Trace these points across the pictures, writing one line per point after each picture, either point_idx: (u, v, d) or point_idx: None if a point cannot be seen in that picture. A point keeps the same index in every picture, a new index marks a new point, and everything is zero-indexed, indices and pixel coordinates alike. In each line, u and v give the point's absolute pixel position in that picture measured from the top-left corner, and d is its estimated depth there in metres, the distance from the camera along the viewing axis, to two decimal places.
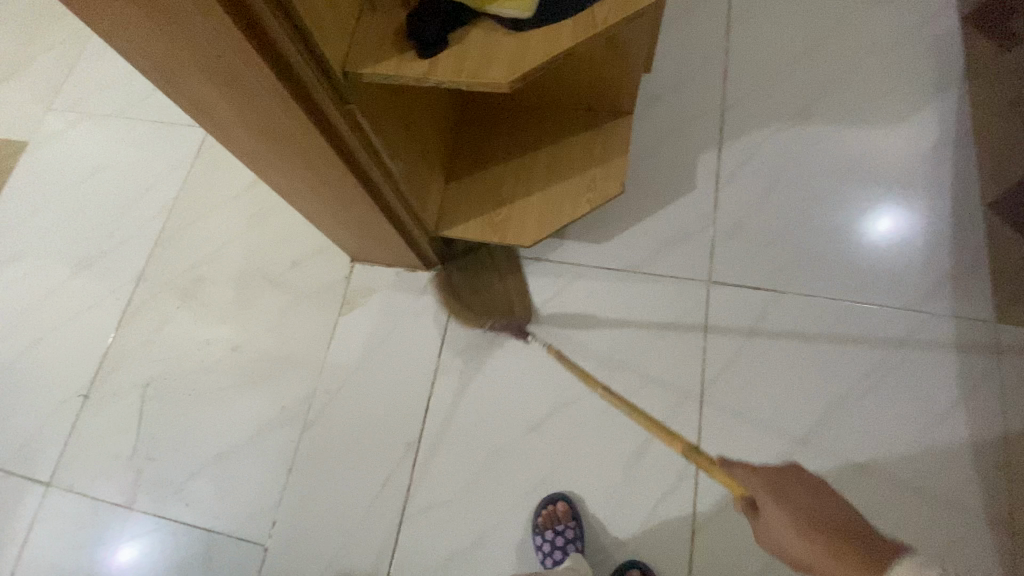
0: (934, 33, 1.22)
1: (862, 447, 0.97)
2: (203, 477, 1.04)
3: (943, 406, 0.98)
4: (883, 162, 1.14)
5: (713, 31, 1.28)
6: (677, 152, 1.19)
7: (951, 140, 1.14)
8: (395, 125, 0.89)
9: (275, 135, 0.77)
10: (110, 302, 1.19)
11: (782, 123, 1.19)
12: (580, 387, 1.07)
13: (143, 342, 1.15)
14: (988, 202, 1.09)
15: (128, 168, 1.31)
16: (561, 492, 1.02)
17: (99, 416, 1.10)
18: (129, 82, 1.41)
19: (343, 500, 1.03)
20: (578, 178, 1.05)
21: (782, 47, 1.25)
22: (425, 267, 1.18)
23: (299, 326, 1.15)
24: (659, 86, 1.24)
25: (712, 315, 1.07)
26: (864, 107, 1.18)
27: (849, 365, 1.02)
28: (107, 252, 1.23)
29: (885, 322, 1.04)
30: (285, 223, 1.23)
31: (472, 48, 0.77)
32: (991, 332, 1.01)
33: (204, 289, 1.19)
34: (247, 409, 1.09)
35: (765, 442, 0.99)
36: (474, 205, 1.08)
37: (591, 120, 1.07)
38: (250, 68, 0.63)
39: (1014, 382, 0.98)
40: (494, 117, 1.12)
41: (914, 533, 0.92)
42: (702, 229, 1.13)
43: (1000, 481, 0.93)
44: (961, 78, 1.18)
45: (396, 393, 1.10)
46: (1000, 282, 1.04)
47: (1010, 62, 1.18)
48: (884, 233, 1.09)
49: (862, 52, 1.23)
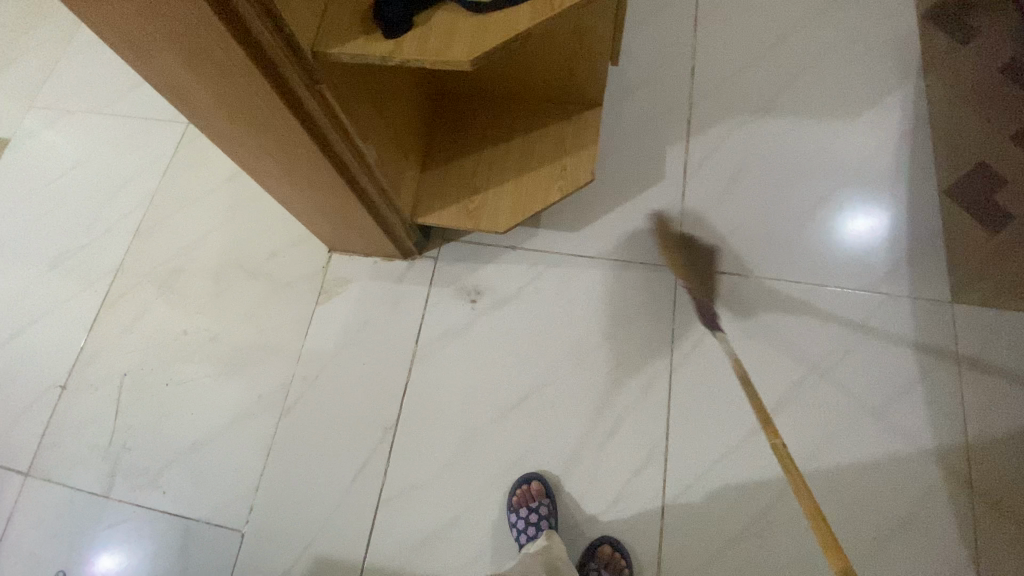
0: (894, 28, 1.27)
1: (823, 428, 1.00)
2: (179, 465, 1.07)
3: (900, 386, 1.01)
4: (844, 151, 1.18)
5: (684, 24, 1.31)
6: (645, 142, 1.21)
7: (909, 130, 1.18)
8: (369, 111, 0.85)
9: (252, 121, 0.72)
10: (88, 295, 1.21)
11: (748, 114, 1.22)
12: (554, 372, 1.07)
13: (120, 334, 1.17)
14: (945, 187, 1.13)
15: (107, 162, 1.32)
16: (537, 471, 1.01)
17: (79, 406, 1.13)
18: (108, 76, 1.41)
19: (319, 484, 1.04)
20: (551, 165, 1.02)
21: (750, 40, 1.28)
22: (403, 255, 1.15)
23: (275, 315, 1.15)
24: (628, 77, 1.27)
25: (681, 301, 1.09)
26: (826, 99, 1.22)
27: (809, 349, 1.05)
28: (86, 246, 1.25)
29: (842, 307, 1.07)
30: (263, 214, 1.23)
31: (442, 21, 0.68)
32: (946, 313, 1.05)
33: (181, 280, 1.20)
34: (224, 399, 1.10)
35: (729, 425, 1.02)
36: (450, 192, 1.04)
37: (566, 109, 1.04)
38: (221, 46, 0.59)
39: (967, 361, 1.01)
40: (476, 103, 1.08)
41: (872, 508, 0.95)
42: (672, 216, 1.15)
43: (954, 456, 0.97)
44: (920, 71, 1.23)
45: (372, 378, 1.09)
46: (957, 265, 1.07)
47: (965, 57, 1.23)
48: (843, 220, 1.13)
49: (825, 46, 1.27)
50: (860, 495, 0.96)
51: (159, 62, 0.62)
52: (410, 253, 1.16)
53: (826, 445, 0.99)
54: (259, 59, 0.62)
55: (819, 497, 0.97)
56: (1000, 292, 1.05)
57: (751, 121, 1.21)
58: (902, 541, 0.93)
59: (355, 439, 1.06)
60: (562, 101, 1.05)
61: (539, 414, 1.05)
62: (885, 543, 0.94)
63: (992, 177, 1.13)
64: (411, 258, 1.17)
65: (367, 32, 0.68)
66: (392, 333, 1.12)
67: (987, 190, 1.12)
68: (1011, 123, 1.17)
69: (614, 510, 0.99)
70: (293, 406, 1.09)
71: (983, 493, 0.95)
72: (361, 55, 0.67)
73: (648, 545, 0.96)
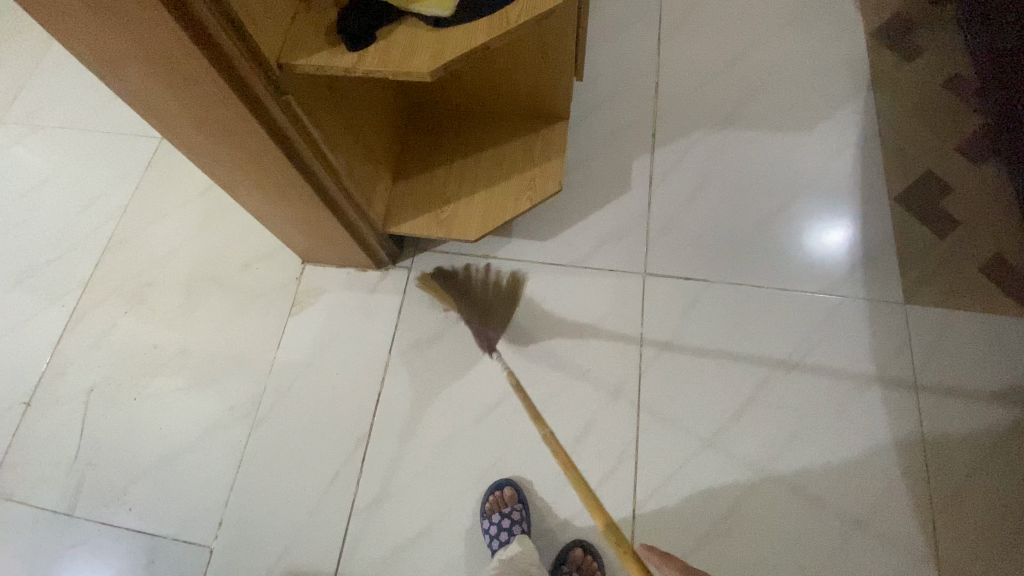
0: (845, 47, 1.34)
1: (787, 427, 1.03)
2: (147, 481, 1.05)
3: (858, 384, 1.05)
4: (801, 161, 1.23)
5: (648, 42, 1.36)
6: (611, 153, 1.25)
7: (860, 141, 1.24)
8: (339, 123, 0.87)
9: (222, 133, 0.73)
10: (56, 310, 1.20)
11: (708, 126, 1.27)
12: (526, 378, 1.08)
13: (88, 348, 1.16)
14: (895, 195, 1.19)
15: (78, 177, 1.32)
16: (510, 477, 1.02)
17: (43, 422, 1.10)
18: (82, 93, 1.41)
19: (291, 496, 1.03)
20: (520, 176, 1.05)
21: (711, 57, 1.34)
22: (376, 266, 1.17)
23: (248, 327, 1.15)
24: (594, 93, 1.31)
25: (591, 303, 1.13)
26: (782, 112, 1.28)
27: (771, 350, 1.08)
28: (54, 261, 1.24)
29: (801, 309, 1.11)
30: (237, 226, 1.24)
31: (404, 36, 0.71)
32: (900, 314, 1.09)
33: (152, 293, 1.19)
34: (193, 413, 1.09)
35: (696, 426, 1.04)
36: (422, 203, 1.06)
37: (533, 122, 1.08)
38: (188, 60, 0.60)
39: (921, 359, 1.06)
40: (447, 117, 1.11)
41: (836, 504, 0.98)
42: (639, 224, 1.19)
43: (911, 451, 1.00)
44: (869, 86, 1.30)
45: (345, 388, 1.10)
46: (908, 268, 1.12)
47: (911, 73, 1.30)
48: (801, 226, 1.18)
49: (780, 63, 1.33)
50: (824, 491, 0.99)
51: (129, 75, 0.64)
52: (384, 264, 1.17)
53: (790, 443, 1.02)
54: (223, 69, 0.63)
55: (785, 493, 0.99)
56: (949, 292, 1.10)
57: (711, 133, 1.27)
58: (864, 535, 0.96)
59: (327, 449, 1.06)
60: (529, 114, 1.08)
61: (511, 420, 1.06)
62: (849, 537, 0.96)
63: (938, 184, 1.19)
64: (385, 269, 1.18)
65: (331, 44, 0.70)
66: (365, 342, 1.13)
67: (934, 196, 1.18)
68: (954, 134, 1.24)
69: (586, 513, 1.00)
70: (264, 417, 1.08)
71: (939, 486, 0.98)
72: (324, 67, 0.69)
73: None
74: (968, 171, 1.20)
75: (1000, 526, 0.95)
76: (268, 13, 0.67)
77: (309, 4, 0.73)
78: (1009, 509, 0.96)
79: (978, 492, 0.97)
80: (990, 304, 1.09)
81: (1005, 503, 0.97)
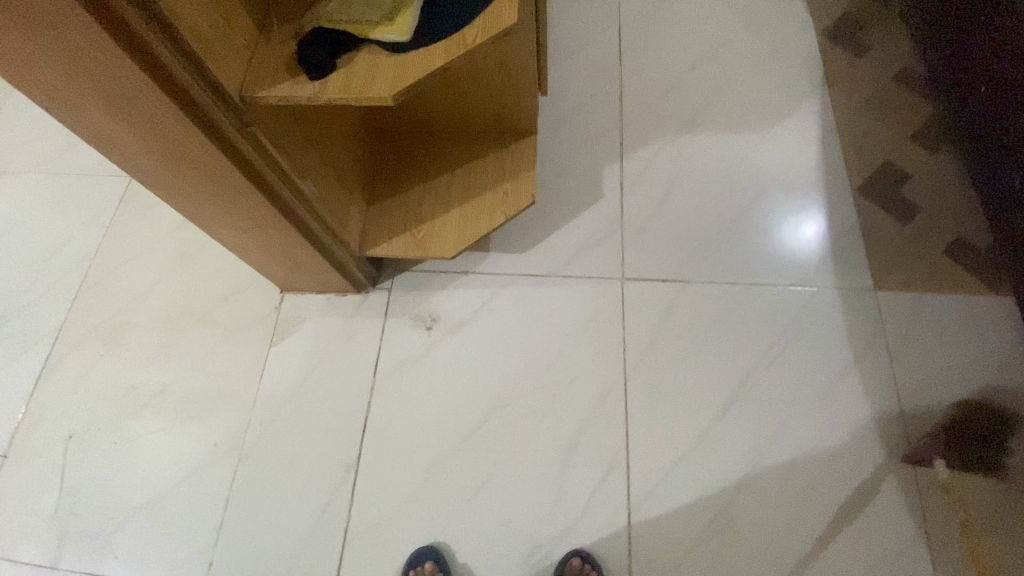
0: (798, 47, 1.39)
1: (771, 420, 1.04)
2: (132, 526, 1.02)
3: (837, 372, 1.07)
4: (763, 158, 1.27)
5: (610, 53, 1.40)
6: (581, 164, 1.27)
7: (820, 136, 1.29)
8: (308, 150, 0.87)
9: (190, 169, 0.73)
10: (30, 357, 1.17)
11: (674, 131, 1.30)
12: (513, 391, 1.09)
13: (65, 395, 1.13)
14: (857, 185, 1.23)
15: (47, 222, 1.30)
16: (504, 492, 1.02)
17: (20, 475, 1.07)
18: (46, 137, 1.40)
19: (282, 529, 1.01)
20: (492, 191, 1.06)
21: (671, 65, 1.38)
22: (356, 290, 1.17)
23: (230, 360, 1.14)
24: (560, 106, 1.34)
25: (582, 315, 1.14)
26: (744, 113, 1.32)
27: (751, 345, 1.10)
28: (26, 308, 1.22)
29: (777, 303, 1.13)
30: (212, 261, 1.23)
31: (365, 63, 0.72)
32: (871, 300, 1.12)
33: (128, 334, 1.18)
34: (177, 453, 1.07)
35: (684, 425, 1.05)
36: (397, 224, 1.07)
37: (501, 138, 1.10)
38: (151, 101, 0.61)
39: (896, 343, 1.09)
40: (416, 138, 1.12)
41: (826, 492, 0.99)
42: (613, 231, 1.21)
43: (894, 432, 1.02)
44: (824, 83, 1.35)
45: (332, 414, 1.09)
46: (875, 255, 1.16)
47: (861, 68, 1.36)
48: (770, 222, 1.21)
49: (738, 66, 1.38)
50: (814, 481, 1.00)
51: (94, 121, 0.64)
52: (364, 287, 1.17)
53: (777, 435, 1.03)
54: (183, 101, 0.63)
55: (777, 486, 1.00)
56: (917, 277, 1.14)
57: (677, 138, 1.30)
58: (857, 520, 0.97)
59: (316, 479, 1.04)
60: (497, 131, 1.10)
61: (501, 434, 1.06)
62: (841, 524, 0.97)
63: (897, 173, 1.24)
64: (365, 292, 1.18)
65: (292, 73, 0.71)
66: (349, 367, 1.12)
67: (894, 185, 1.22)
68: (908, 124, 1.29)
69: (583, 522, 0.99)
70: (250, 451, 1.06)
71: (926, 465, 1.00)
72: (286, 97, 0.69)
73: (617, 552, 0.97)
74: (925, 160, 1.24)
75: (986, 503, 0.97)
76: (227, 47, 0.67)
77: (269, 36, 0.74)
78: (993, 484, 0.98)
79: (963, 469, 0.99)
80: (957, 285, 1.13)
81: (988, 478, 0.99)
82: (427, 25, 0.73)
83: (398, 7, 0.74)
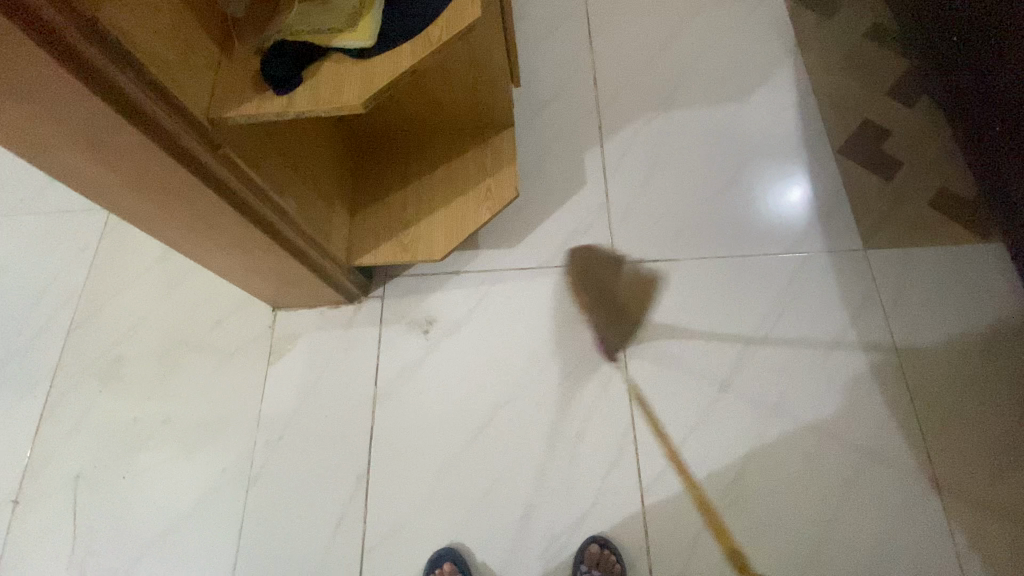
0: (766, 13, 1.39)
1: (774, 388, 1.05)
2: (150, 558, 1.02)
3: (835, 334, 1.08)
4: (742, 127, 1.27)
5: (579, 37, 1.39)
6: (562, 152, 1.27)
7: (796, 100, 1.28)
8: (282, 165, 0.86)
9: (168, 199, 0.72)
10: (28, 401, 1.15)
11: (651, 110, 1.30)
12: (515, 387, 1.09)
13: (68, 434, 1.12)
14: (838, 146, 1.23)
15: (31, 264, 1.28)
16: (516, 486, 1.02)
17: (31, 520, 1.06)
18: (20, 178, 1.38)
19: (301, 545, 1.01)
20: (475, 189, 1.06)
21: (641, 44, 1.37)
22: (349, 300, 1.16)
23: (230, 383, 1.13)
24: (535, 95, 1.33)
25: (576, 304, 1.14)
26: (719, 86, 1.31)
27: (747, 316, 1.10)
28: (18, 351, 1.20)
29: (770, 272, 1.13)
30: (202, 285, 1.22)
31: (330, 72, 0.71)
32: (862, 260, 1.13)
33: (125, 367, 1.17)
34: (188, 480, 1.07)
35: (689, 403, 1.05)
36: (383, 230, 1.06)
37: (478, 134, 1.09)
38: (120, 133, 0.61)
39: (891, 299, 1.09)
40: (392, 143, 1.11)
41: (834, 453, 1.00)
42: (600, 216, 1.20)
43: (897, 389, 1.03)
44: (796, 47, 1.34)
45: (338, 427, 1.08)
46: (861, 214, 1.16)
47: (832, 29, 1.35)
48: (755, 192, 1.20)
49: (709, 39, 1.37)
50: (822, 444, 1.01)
51: (66, 162, 0.63)
52: (356, 298, 1.17)
53: (781, 402, 1.04)
54: (151, 130, 0.63)
55: (785, 453, 1.01)
56: (905, 232, 1.14)
57: (656, 116, 1.29)
58: (865, 478, 0.98)
59: (329, 493, 1.04)
60: (473, 127, 1.09)
61: (506, 431, 1.06)
62: (852, 485, 0.98)
63: (877, 130, 1.24)
64: (358, 301, 1.17)
65: (258, 90, 0.70)
66: (348, 380, 1.12)
67: (874, 142, 1.22)
68: (884, 81, 1.28)
69: (597, 509, 1.00)
70: (259, 472, 1.06)
71: (930, 418, 1.01)
72: (254, 115, 0.68)
73: (634, 534, 0.98)
74: (904, 114, 1.24)
75: (991, 450, 0.98)
76: (188, 71, 0.66)
77: (231, 54, 0.73)
78: (996, 431, 0.99)
79: (966, 418, 1.00)
80: (946, 237, 1.13)
81: (992, 425, 1.00)
82: (389, 28, 0.73)
83: (359, 14, 0.73)
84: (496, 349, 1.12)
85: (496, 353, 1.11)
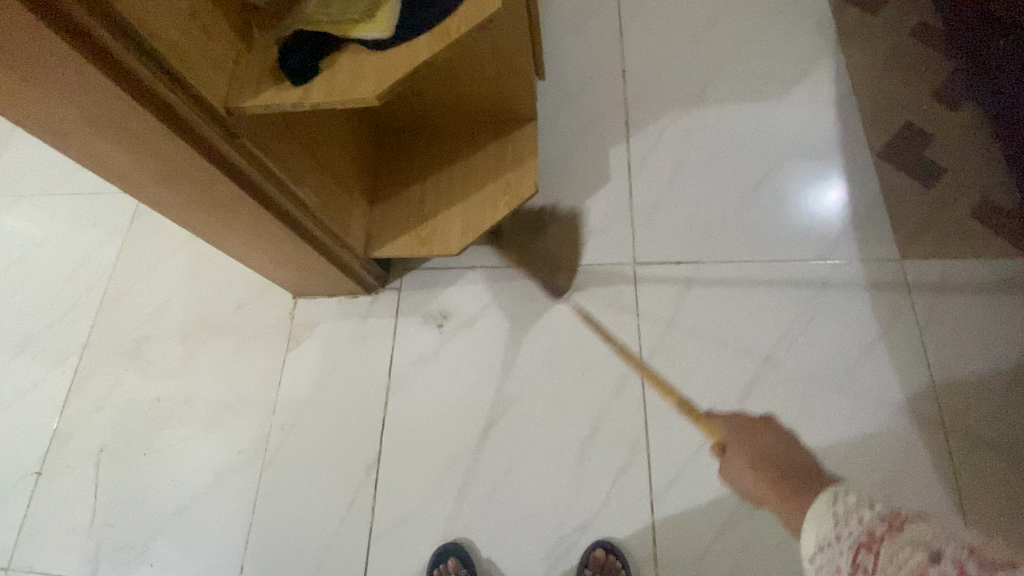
0: (809, 8, 1.32)
1: (794, 399, 1.01)
2: (165, 534, 1.05)
3: (863, 347, 1.03)
4: (776, 126, 1.22)
5: (610, 30, 1.35)
6: (587, 148, 1.24)
7: (835, 100, 1.22)
8: (300, 155, 0.86)
9: (187, 185, 0.73)
10: (57, 375, 1.20)
11: (681, 106, 1.26)
12: (527, 385, 1.08)
13: (93, 409, 1.16)
14: (877, 149, 1.17)
15: (65, 243, 1.32)
16: (523, 484, 1.01)
17: (55, 490, 1.10)
18: (58, 159, 1.42)
19: (309, 530, 1.03)
20: (494, 184, 1.04)
21: (673, 38, 1.33)
22: (366, 291, 1.17)
23: (249, 367, 1.15)
24: (561, 89, 1.30)
25: (594, 304, 1.11)
26: (754, 83, 1.26)
27: (772, 325, 1.07)
28: (49, 327, 1.24)
29: (798, 280, 1.09)
30: (226, 270, 1.24)
31: (347, 62, 0.71)
32: (897, 270, 1.07)
33: (149, 347, 1.20)
34: (204, 460, 1.10)
35: (705, 410, 1.02)
36: (401, 222, 1.06)
37: (500, 128, 1.08)
38: (139, 121, 0.61)
39: (925, 313, 1.04)
40: (414, 135, 1.11)
41: (855, 470, 0.96)
42: (622, 215, 1.18)
43: (928, 408, 0.98)
44: (838, 43, 1.28)
45: (350, 415, 1.09)
46: (899, 221, 1.10)
47: (877, 25, 1.28)
48: (787, 195, 1.16)
49: (746, 34, 1.31)
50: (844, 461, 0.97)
51: (84, 145, 0.64)
52: (373, 288, 1.17)
53: (801, 415, 1.00)
54: (168, 118, 0.63)
55: None
56: (945, 243, 1.08)
57: (685, 113, 1.25)
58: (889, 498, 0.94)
59: (339, 480, 1.05)
60: (495, 121, 1.08)
61: (516, 429, 1.05)
62: None
63: (920, 133, 1.17)
64: (375, 292, 1.17)
65: (275, 81, 0.70)
66: (363, 370, 1.12)
67: (917, 146, 1.16)
68: (932, 81, 1.21)
69: (604, 514, 0.98)
70: (273, 456, 1.08)
71: (961, 439, 0.96)
72: (270, 105, 0.68)
73: (641, 541, 0.96)
74: (950, 118, 1.18)
75: None
76: (208, 59, 0.67)
77: (251, 43, 0.73)
78: None
79: (1000, 441, 0.95)
80: (988, 249, 1.07)
81: None
82: (406, 18, 0.72)
83: (377, 3, 0.72)
84: (510, 346, 1.11)
85: (509, 350, 1.10)
